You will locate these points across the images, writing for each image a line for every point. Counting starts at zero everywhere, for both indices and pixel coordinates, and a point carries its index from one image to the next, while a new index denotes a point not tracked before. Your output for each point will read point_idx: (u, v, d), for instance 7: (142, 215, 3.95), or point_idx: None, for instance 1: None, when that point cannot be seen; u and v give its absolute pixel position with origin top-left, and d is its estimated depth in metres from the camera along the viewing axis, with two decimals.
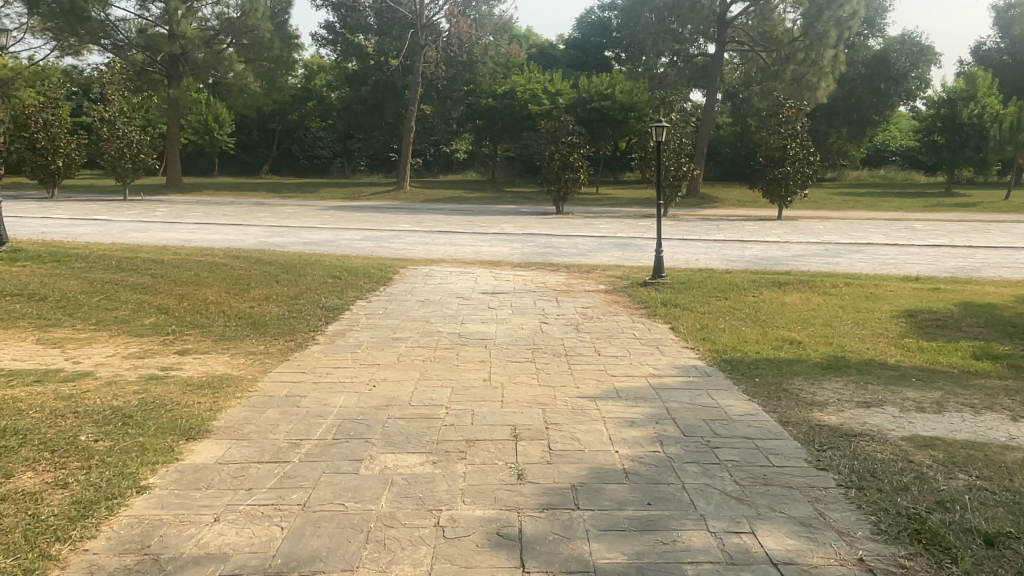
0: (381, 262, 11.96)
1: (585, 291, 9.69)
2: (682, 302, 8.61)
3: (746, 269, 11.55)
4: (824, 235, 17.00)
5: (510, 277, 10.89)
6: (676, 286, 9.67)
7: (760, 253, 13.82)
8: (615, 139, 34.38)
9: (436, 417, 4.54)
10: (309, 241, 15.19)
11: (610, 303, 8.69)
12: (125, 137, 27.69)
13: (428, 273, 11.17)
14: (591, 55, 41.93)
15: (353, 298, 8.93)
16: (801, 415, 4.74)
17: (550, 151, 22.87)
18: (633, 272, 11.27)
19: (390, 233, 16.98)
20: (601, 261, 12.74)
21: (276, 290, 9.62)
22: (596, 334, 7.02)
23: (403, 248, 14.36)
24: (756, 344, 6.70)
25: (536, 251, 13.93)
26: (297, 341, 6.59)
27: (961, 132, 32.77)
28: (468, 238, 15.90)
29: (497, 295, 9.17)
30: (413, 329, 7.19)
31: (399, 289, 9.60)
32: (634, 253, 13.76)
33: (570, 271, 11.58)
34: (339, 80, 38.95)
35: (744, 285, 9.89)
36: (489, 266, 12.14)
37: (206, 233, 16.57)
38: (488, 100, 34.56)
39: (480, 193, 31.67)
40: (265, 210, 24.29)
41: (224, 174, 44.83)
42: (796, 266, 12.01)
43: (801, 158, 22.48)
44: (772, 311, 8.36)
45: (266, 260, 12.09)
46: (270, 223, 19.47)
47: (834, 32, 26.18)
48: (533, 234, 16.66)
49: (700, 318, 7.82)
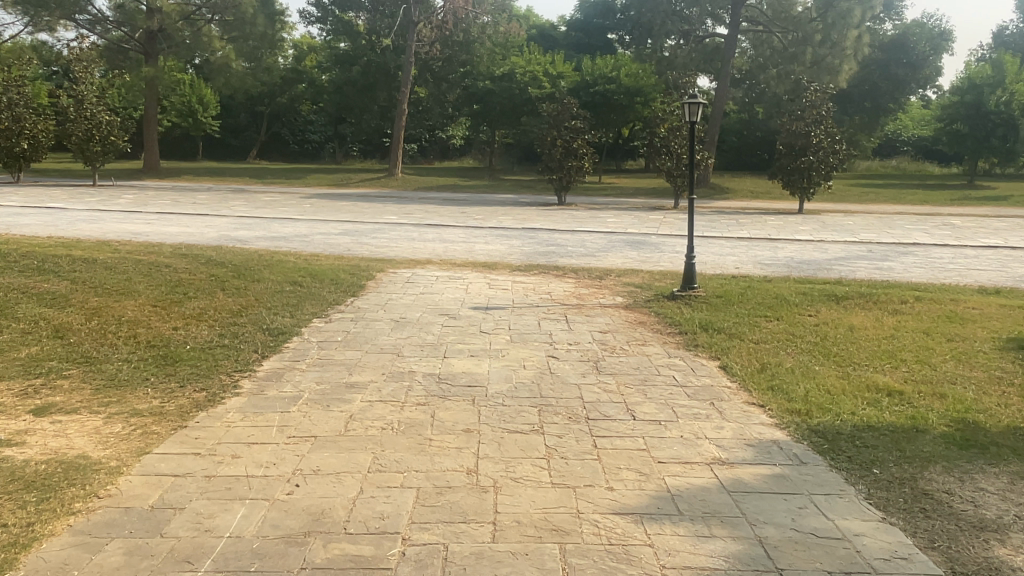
0: (355, 264, 10.12)
1: (601, 306, 7.82)
2: (724, 325, 6.74)
3: (788, 276, 9.72)
4: (859, 232, 15.20)
5: (506, 286, 9.02)
6: (713, 302, 7.79)
7: (797, 255, 11.95)
8: (619, 126, 32.49)
9: (381, 569, 2.70)
10: (279, 236, 13.33)
11: (633, 327, 6.81)
12: (94, 118, 25.57)
13: (409, 279, 9.30)
14: (594, 37, 39.97)
15: (309, 316, 7.08)
16: (981, 558, 2.90)
17: (551, 137, 21.00)
18: (654, 280, 9.42)
19: (373, 226, 15.12)
20: (614, 263, 10.87)
21: (216, 303, 7.78)
22: (624, 380, 5.15)
23: (384, 245, 12.51)
24: (846, 399, 4.86)
25: (537, 250, 12.09)
26: (211, 392, 4.75)
27: (986, 121, 30.81)
28: (460, 234, 14.04)
29: (491, 313, 7.31)
30: (375, 368, 5.34)
31: (369, 302, 7.77)
32: (651, 253, 11.90)
33: (579, 277, 9.73)
34: (327, 62, 36.88)
35: (794, 300, 8.01)
36: (482, 269, 10.28)
37: (163, 225, 14.69)
38: (486, 82, 32.50)
39: (477, 181, 29.89)
40: (243, 197, 22.39)
41: (210, 159, 42.79)
42: (844, 273, 10.19)
43: (824, 147, 20.50)
44: (844, 341, 6.48)
45: (218, 260, 10.23)
46: (241, 213, 17.58)
47: (858, 10, 24.16)
48: (534, 229, 14.82)
49: (755, 350, 5.97)
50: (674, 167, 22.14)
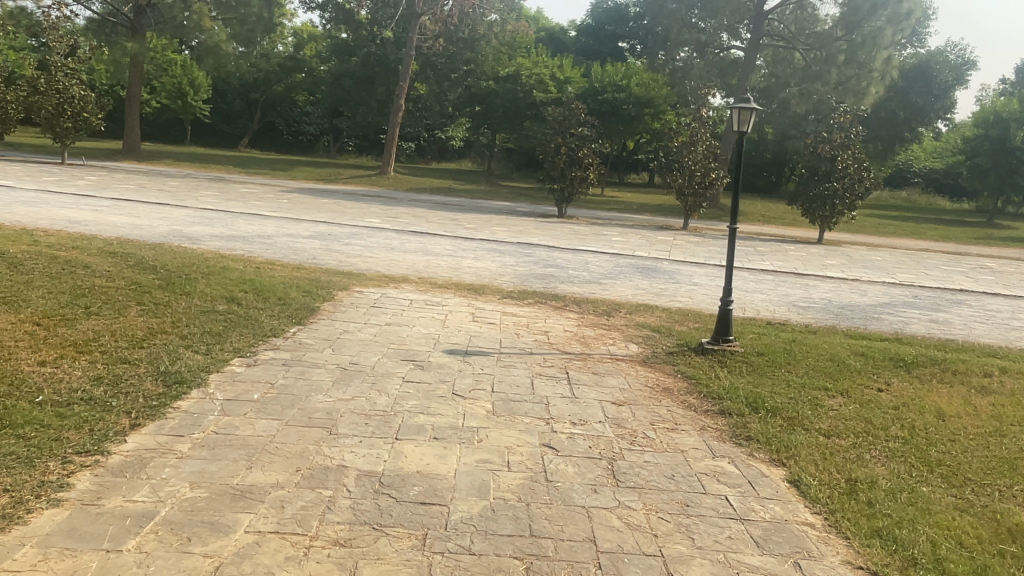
0: (313, 279, 8.38)
1: (611, 359, 6.12)
2: (778, 402, 5.09)
3: (832, 327, 8.07)
4: (894, 271, 13.60)
5: (494, 320, 7.32)
6: (757, 364, 6.11)
7: (833, 297, 10.29)
8: (626, 137, 30.90)
9: None
10: (238, 235, 11.60)
11: (656, 397, 5.12)
12: (66, 91, 23.49)
13: (375, 304, 7.57)
14: (604, 44, 38.42)
15: (229, 354, 5.32)
16: None
17: (555, 143, 19.39)
18: (674, 323, 7.73)
19: (350, 229, 13.43)
20: (624, 295, 9.20)
21: (120, 324, 6.05)
22: (655, 503, 3.46)
23: (356, 253, 10.81)
24: (995, 562, 3.23)
25: (534, 272, 10.43)
26: (11, 502, 3.03)
27: (1012, 156, 29.33)
28: (446, 245, 12.37)
29: (472, 364, 5.60)
30: (288, 459, 3.62)
31: (317, 334, 6.08)
32: (665, 284, 10.25)
33: (583, 312, 8.03)
34: (326, 52, 35.25)
35: (857, 366, 6.33)
36: (466, 292, 8.60)
37: (112, 213, 12.97)
38: (488, 82, 30.94)
39: (473, 186, 28.22)
40: (217, 187, 20.63)
41: (198, 144, 40.93)
42: (897, 326, 8.57)
43: (851, 173, 18.89)
44: (941, 439, 4.81)
45: (149, 263, 8.49)
46: (208, 204, 15.86)
47: (891, 29, 22.44)
48: (531, 245, 13.16)
49: (832, 453, 4.33)
50: (686, 184, 20.21)
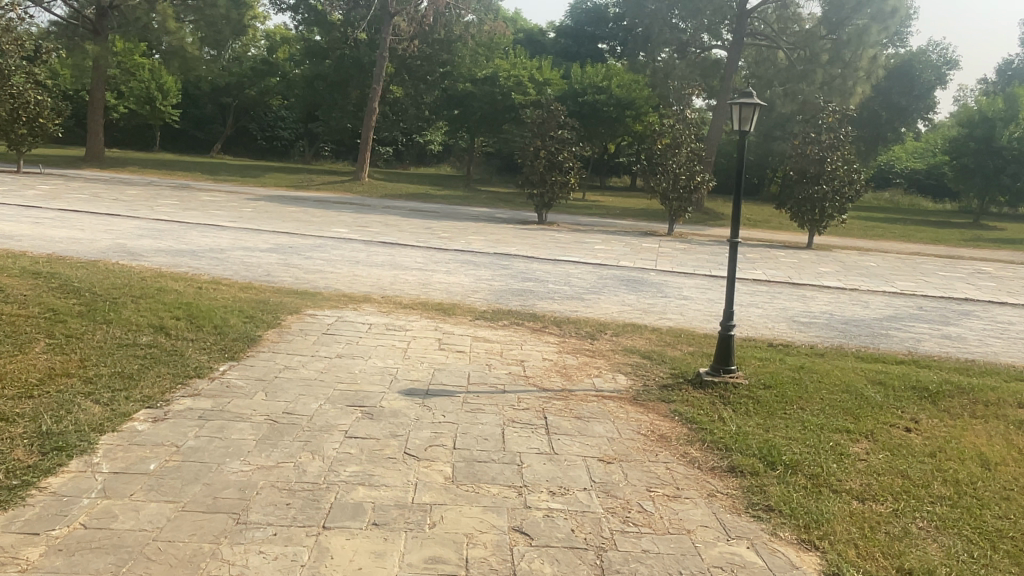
0: (259, 301, 7.44)
1: (596, 396, 5.24)
2: (798, 455, 4.26)
3: (840, 349, 7.26)
4: (893, 279, 12.92)
5: (464, 348, 6.45)
6: (765, 399, 5.27)
7: (833, 310, 9.51)
8: (607, 140, 30.17)
9: None
10: (188, 249, 10.63)
11: (652, 450, 4.24)
12: (21, 97, 21.97)
13: (327, 330, 6.65)
14: (583, 46, 37.74)
15: (136, 404, 4.39)
16: None
17: (534, 147, 18.54)
18: (665, 347, 6.87)
19: (314, 241, 12.50)
20: (608, 313, 8.35)
21: (13, 364, 5.07)
22: None
23: (317, 268, 9.90)
24: None
25: (511, 286, 9.57)
26: None
27: (997, 156, 28.89)
28: (417, 257, 11.47)
29: (432, 409, 4.70)
30: (171, 570, 2.73)
31: (250, 373, 5.15)
32: (653, 299, 9.42)
33: (564, 336, 7.16)
34: (299, 54, 34.24)
35: (878, 399, 5.53)
36: (434, 313, 7.72)
37: (53, 226, 11.94)
38: (465, 85, 30.17)
39: (451, 191, 27.33)
40: (179, 196, 19.58)
41: (168, 150, 39.65)
42: (910, 345, 7.79)
43: (840, 175, 18.19)
44: (996, 499, 4.00)
45: (73, 285, 7.50)
46: (164, 214, 14.84)
47: (876, 27, 21.81)
48: (509, 256, 12.31)
49: (873, 528, 3.50)
50: (669, 188, 19.64)
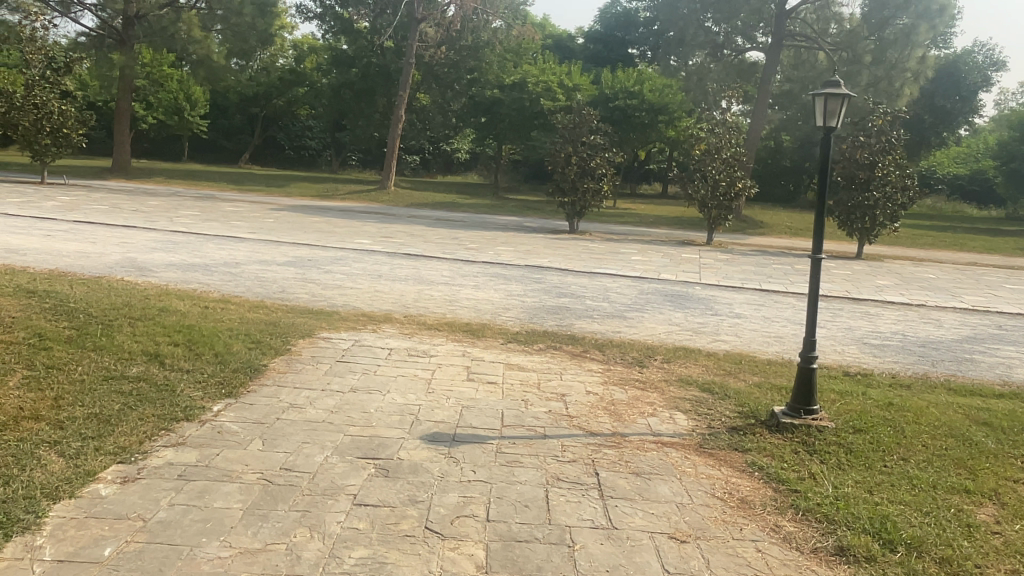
0: (270, 323, 6.70)
1: (656, 444, 4.39)
2: (919, 530, 3.40)
3: (925, 379, 6.31)
4: (960, 292, 11.86)
5: (496, 378, 5.65)
6: (859, 448, 4.43)
7: (904, 331, 8.54)
8: (638, 146, 29.25)
9: None
10: (201, 263, 9.99)
11: (734, 522, 3.41)
12: (45, 106, 20.97)
13: (343, 357, 5.89)
14: (614, 51, 36.90)
15: (106, 460, 3.64)
16: None
17: (566, 153, 17.73)
18: (727, 377, 5.99)
19: (335, 253, 11.82)
20: (656, 335, 7.48)
21: None
22: None
23: (336, 283, 9.19)
24: None
25: (546, 303, 8.76)
26: None
27: None
28: (443, 271, 10.72)
29: (459, 463, 3.90)
30: None
31: (248, 416, 4.38)
32: (702, 317, 8.54)
33: (608, 362, 6.31)
34: (325, 63, 33.78)
35: (993, 448, 4.64)
36: (462, 335, 6.94)
37: (64, 239, 11.40)
38: (493, 91, 29.41)
39: (478, 200, 26.56)
40: (201, 206, 19.08)
41: (196, 160, 39.50)
42: (1004, 373, 6.80)
43: (892, 181, 17.09)
44: None
45: (68, 304, 6.82)
46: (183, 226, 14.28)
47: (923, 26, 20.59)
48: (542, 269, 11.51)
49: None
50: (709, 196, 18.60)
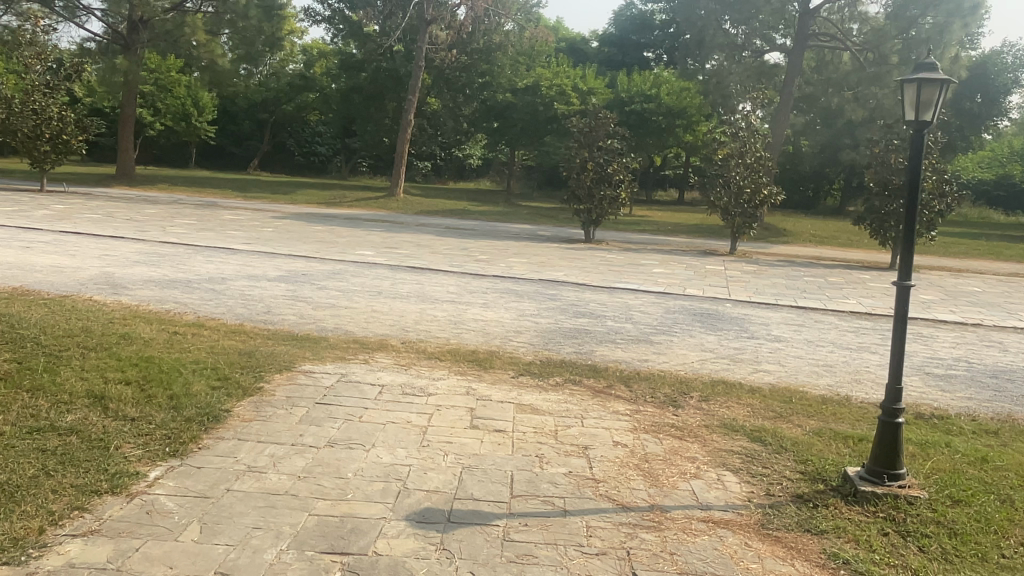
0: (245, 354, 5.79)
1: (706, 524, 3.45)
2: None
3: (1013, 422, 5.31)
4: (1014, 308, 10.82)
5: (504, 424, 4.73)
6: (968, 530, 3.47)
7: (967, 357, 7.53)
8: (655, 151, 28.25)
9: None
10: (184, 278, 9.14)
11: None
12: (45, 112, 20.11)
13: (324, 398, 4.98)
14: (629, 54, 36.00)
15: None
16: None
17: (581, 158, 16.79)
18: (780, 422, 5.02)
19: (334, 266, 10.95)
20: (689, 364, 6.53)
21: None
22: None
23: (329, 302, 8.30)
24: None
25: (562, 325, 7.82)
26: None
27: None
28: (449, 286, 9.83)
29: (453, 558, 2.99)
30: None
31: (192, 488, 3.47)
32: (738, 341, 7.59)
33: (637, 402, 5.36)
34: (334, 69, 33.09)
35: None
36: (466, 367, 6.01)
37: (43, 253, 10.58)
38: (506, 95, 28.44)
39: (489, 207, 25.66)
40: (200, 214, 18.31)
41: (203, 167, 38.87)
42: None
43: (929, 187, 16.06)
44: None
45: (15, 329, 5.92)
46: (175, 236, 13.45)
47: (958, 23, 19.04)
48: (558, 284, 10.58)
49: None
50: (732, 203, 17.64)
